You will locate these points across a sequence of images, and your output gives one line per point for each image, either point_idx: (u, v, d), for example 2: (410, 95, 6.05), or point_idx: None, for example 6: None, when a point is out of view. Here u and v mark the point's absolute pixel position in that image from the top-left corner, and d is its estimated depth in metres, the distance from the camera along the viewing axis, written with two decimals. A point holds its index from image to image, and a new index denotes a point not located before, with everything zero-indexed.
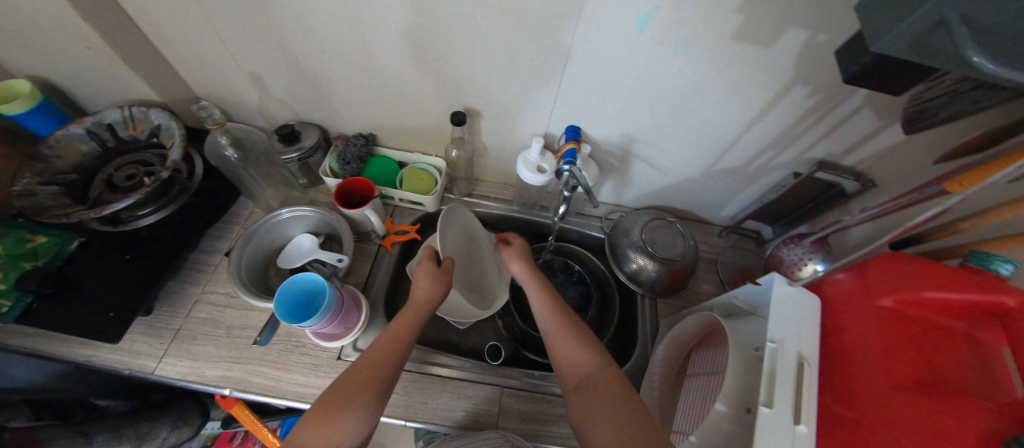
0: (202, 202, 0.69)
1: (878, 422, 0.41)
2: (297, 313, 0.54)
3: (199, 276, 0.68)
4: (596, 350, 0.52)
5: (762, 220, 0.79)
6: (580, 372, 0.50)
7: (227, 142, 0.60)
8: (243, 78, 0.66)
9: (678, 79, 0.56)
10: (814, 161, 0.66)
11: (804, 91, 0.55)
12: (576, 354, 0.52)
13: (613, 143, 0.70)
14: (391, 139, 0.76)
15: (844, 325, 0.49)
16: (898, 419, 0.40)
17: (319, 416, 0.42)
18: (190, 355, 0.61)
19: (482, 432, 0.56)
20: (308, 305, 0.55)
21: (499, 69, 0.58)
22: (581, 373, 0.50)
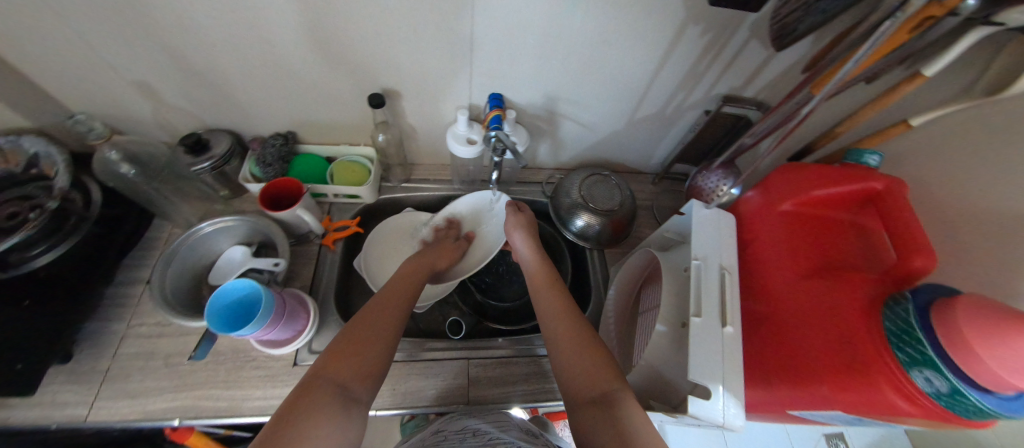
0: (109, 231, 0.62)
1: (790, 309, 0.47)
2: (237, 320, 0.52)
3: (123, 310, 0.62)
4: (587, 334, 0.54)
5: (688, 161, 0.85)
6: (572, 355, 0.52)
7: (118, 157, 0.55)
8: (126, 89, 0.59)
9: (584, 33, 0.58)
10: (720, 96, 0.71)
11: (697, 30, 0.59)
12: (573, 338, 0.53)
13: (539, 105, 0.72)
14: (313, 135, 0.72)
15: (757, 235, 0.55)
16: (803, 302, 0.46)
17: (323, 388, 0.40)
18: (127, 393, 0.56)
19: (489, 415, 0.58)
20: (245, 313, 0.52)
21: (408, 44, 0.57)
22: (594, 387, 0.47)
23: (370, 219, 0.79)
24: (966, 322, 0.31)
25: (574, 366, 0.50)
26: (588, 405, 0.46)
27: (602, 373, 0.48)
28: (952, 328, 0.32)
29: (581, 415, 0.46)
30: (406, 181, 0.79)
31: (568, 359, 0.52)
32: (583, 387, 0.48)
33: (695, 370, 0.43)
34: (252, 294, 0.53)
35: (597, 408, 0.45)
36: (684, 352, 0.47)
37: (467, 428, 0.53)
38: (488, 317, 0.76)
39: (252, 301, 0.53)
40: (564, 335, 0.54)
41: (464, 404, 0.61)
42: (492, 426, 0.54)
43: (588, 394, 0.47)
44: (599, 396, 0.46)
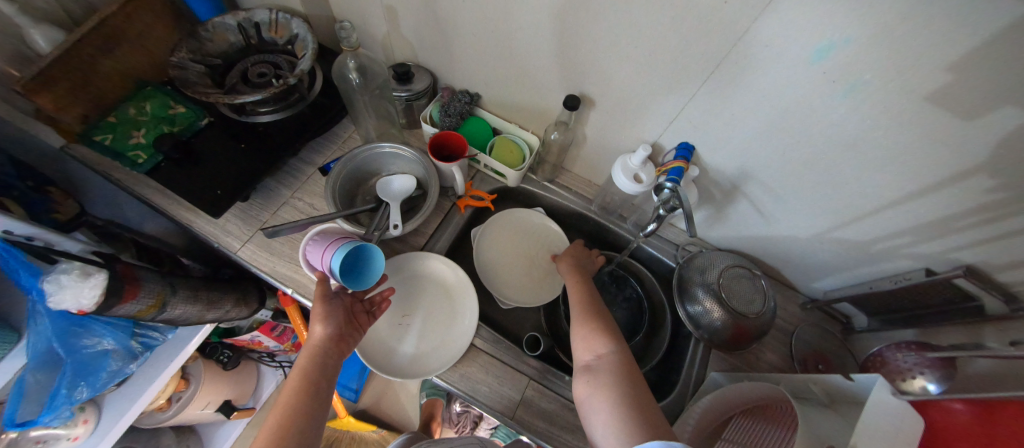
0: (314, 115, 0.71)
1: None
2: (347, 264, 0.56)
3: (292, 181, 0.72)
4: (614, 337, 0.54)
5: (858, 306, 0.69)
6: (593, 353, 0.52)
7: (353, 67, 0.62)
8: (379, 10, 0.68)
9: (834, 124, 0.49)
10: (959, 264, 0.55)
11: (989, 183, 0.45)
12: (592, 338, 0.54)
13: (724, 173, 0.65)
14: (494, 105, 0.75)
15: None
16: None
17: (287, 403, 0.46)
18: (267, 249, 0.66)
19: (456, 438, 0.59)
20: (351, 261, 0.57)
21: (632, 64, 0.55)
22: (591, 351, 0.53)
23: (501, 199, 0.80)
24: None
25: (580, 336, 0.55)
26: (584, 373, 0.51)
27: (598, 338, 0.54)
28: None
29: (580, 384, 0.50)
30: (549, 181, 0.78)
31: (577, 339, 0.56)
32: (582, 358, 0.53)
33: None
34: (371, 248, 0.57)
35: (589, 375, 0.50)
36: None
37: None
38: (561, 345, 0.73)
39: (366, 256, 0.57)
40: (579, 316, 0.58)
41: (507, 417, 0.60)
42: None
43: (587, 362, 0.52)
44: (594, 363, 0.51)
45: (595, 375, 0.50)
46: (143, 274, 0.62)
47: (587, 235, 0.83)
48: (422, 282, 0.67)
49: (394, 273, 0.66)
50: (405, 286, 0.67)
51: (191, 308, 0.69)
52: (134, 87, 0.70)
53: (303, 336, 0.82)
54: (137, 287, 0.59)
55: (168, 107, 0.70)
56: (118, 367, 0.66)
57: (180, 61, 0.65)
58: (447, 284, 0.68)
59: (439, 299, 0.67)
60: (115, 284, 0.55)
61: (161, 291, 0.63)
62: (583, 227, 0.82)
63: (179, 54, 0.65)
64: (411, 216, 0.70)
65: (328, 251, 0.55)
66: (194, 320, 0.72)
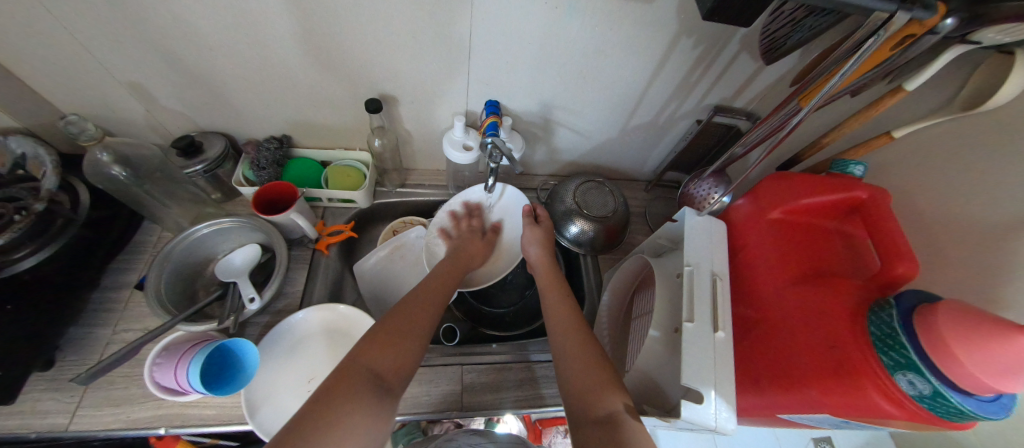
0: (98, 234, 0.61)
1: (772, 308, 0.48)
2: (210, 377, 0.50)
3: (109, 316, 0.61)
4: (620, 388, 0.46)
5: (678, 169, 0.86)
6: (601, 406, 0.44)
7: (110, 159, 0.55)
8: (120, 90, 0.59)
9: (577, 41, 0.59)
10: (711, 107, 0.72)
11: (689, 42, 0.60)
12: (596, 384, 0.46)
13: (534, 113, 0.73)
14: (309, 139, 0.73)
15: (746, 242, 0.56)
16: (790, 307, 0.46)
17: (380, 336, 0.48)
18: (109, 402, 0.54)
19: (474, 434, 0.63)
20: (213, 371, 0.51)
21: (406, 51, 0.58)
22: (603, 404, 0.44)
23: (365, 223, 0.79)
24: (944, 319, 0.32)
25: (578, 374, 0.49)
26: (596, 423, 0.43)
27: (603, 386, 0.46)
28: (930, 325, 0.33)
29: (589, 434, 0.42)
30: (401, 186, 0.80)
31: (573, 372, 0.50)
32: (595, 412, 0.44)
33: (686, 375, 0.43)
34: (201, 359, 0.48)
35: (603, 429, 0.41)
36: (677, 357, 0.47)
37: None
38: (482, 322, 0.77)
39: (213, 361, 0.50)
40: (575, 354, 0.51)
41: (457, 411, 0.60)
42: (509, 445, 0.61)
43: (592, 413, 0.44)
44: (606, 416, 0.42)
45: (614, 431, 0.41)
46: None
47: None
48: (315, 339, 0.62)
49: (279, 345, 0.59)
50: (296, 351, 0.60)
51: None
52: None
53: None
54: None
55: None
56: None
57: None
58: (342, 327, 0.63)
59: (336, 344, 0.62)
60: None
61: None
62: None
63: None
64: (269, 283, 0.64)
65: (180, 370, 0.48)
66: None
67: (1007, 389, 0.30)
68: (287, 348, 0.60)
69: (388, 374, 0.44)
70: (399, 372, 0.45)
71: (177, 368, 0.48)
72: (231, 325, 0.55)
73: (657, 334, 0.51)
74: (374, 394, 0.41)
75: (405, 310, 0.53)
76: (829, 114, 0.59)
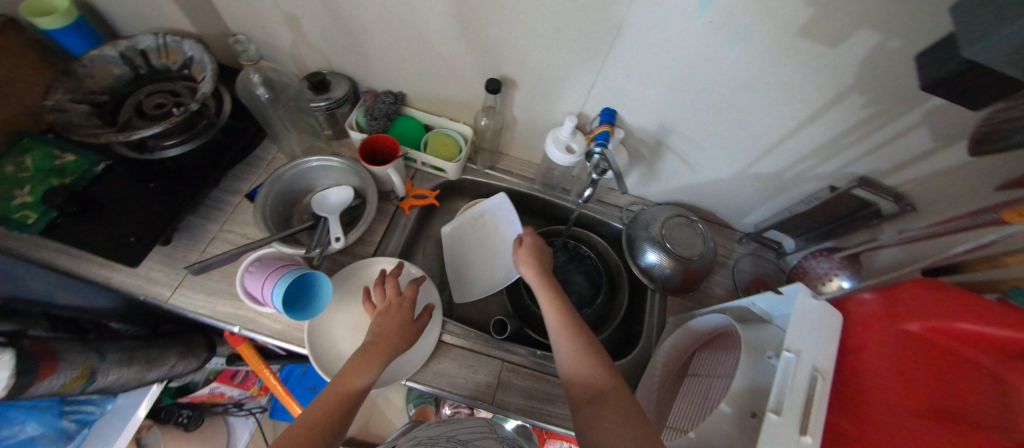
0: (227, 140, 0.68)
1: None
2: (289, 301, 0.54)
3: (218, 214, 0.68)
4: (603, 364, 0.50)
5: (785, 232, 0.77)
6: (592, 389, 0.48)
7: (259, 81, 0.60)
8: (280, 19, 0.64)
9: (727, 69, 0.53)
10: (855, 176, 0.62)
11: (861, 100, 0.51)
12: (583, 366, 0.50)
13: (647, 131, 0.68)
14: (421, 102, 0.75)
15: (864, 344, 0.44)
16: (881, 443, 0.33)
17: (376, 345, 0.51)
18: (203, 289, 0.61)
19: (464, 421, 0.58)
20: (295, 296, 0.54)
21: (543, 40, 0.56)
22: (588, 384, 0.48)
23: (446, 194, 0.80)
24: None
25: (585, 377, 0.49)
26: (586, 406, 0.47)
27: (588, 365, 0.50)
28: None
29: (584, 413, 0.46)
30: (490, 168, 0.80)
31: (568, 365, 0.51)
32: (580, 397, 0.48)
33: None
34: (286, 281, 0.52)
35: (592, 407, 0.46)
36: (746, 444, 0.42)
37: (439, 434, 0.54)
38: (529, 324, 0.75)
39: (308, 283, 0.55)
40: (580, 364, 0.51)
41: (488, 403, 0.60)
42: (469, 432, 0.55)
43: (587, 392, 0.48)
44: (595, 397, 0.47)
45: (595, 411, 0.45)
46: (60, 346, 0.55)
47: (536, 212, 0.85)
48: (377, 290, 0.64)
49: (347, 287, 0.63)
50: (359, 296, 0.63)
51: (128, 371, 0.63)
52: (10, 144, 0.62)
53: (266, 374, 0.78)
54: (55, 359, 0.53)
55: (54, 157, 0.62)
56: None
57: (57, 103, 0.58)
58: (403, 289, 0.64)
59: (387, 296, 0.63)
60: (27, 362, 0.49)
61: (85, 359, 0.57)
62: (532, 206, 0.84)
63: (55, 95, 0.59)
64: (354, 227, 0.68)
65: (266, 286, 0.52)
66: (133, 383, 0.66)
67: None
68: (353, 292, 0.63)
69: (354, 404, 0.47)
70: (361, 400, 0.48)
71: (264, 282, 0.53)
72: (315, 257, 0.59)
73: (729, 410, 0.45)
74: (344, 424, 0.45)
75: (369, 356, 0.50)
76: None
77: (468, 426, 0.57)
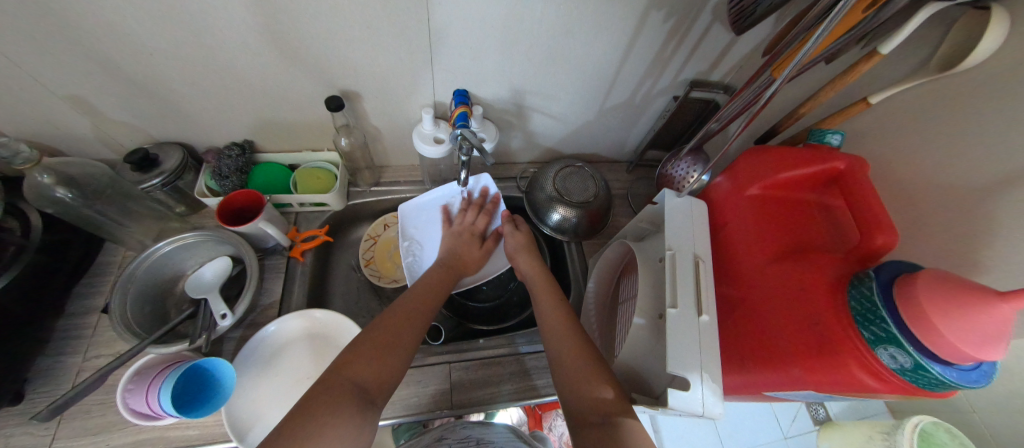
0: (53, 259, 0.58)
1: (758, 293, 0.48)
2: (184, 401, 0.48)
3: (78, 343, 0.58)
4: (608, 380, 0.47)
5: (659, 148, 0.84)
6: (594, 406, 0.45)
7: (51, 181, 0.51)
8: (57, 104, 0.55)
9: (544, 23, 0.56)
10: (687, 82, 0.70)
11: (660, 15, 0.57)
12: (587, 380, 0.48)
13: (506, 100, 0.70)
14: (272, 143, 0.70)
15: (728, 221, 0.56)
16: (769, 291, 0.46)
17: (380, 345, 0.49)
18: (87, 431, 0.53)
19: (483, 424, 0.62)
20: (191, 394, 0.49)
21: (362, 43, 0.54)
22: (595, 400, 0.45)
23: (341, 226, 0.77)
24: (929, 305, 0.31)
25: (575, 383, 0.48)
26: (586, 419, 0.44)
27: (597, 380, 0.47)
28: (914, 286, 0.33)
29: (584, 434, 0.43)
30: (375, 185, 0.78)
31: (570, 374, 0.50)
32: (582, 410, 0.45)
33: (672, 363, 0.43)
34: (173, 376, 0.48)
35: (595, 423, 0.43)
36: (660, 343, 0.47)
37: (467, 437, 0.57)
38: (469, 317, 0.76)
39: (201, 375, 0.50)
40: (572, 354, 0.52)
41: (447, 408, 0.60)
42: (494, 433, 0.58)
43: (592, 412, 0.44)
44: (600, 415, 0.44)
45: (599, 424, 0.43)
46: None
47: None
48: (298, 346, 0.61)
49: (265, 356, 0.58)
50: (279, 359, 0.59)
51: None
52: None
53: None
54: None
55: None
56: None
57: None
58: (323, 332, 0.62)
59: (317, 348, 0.61)
60: None
61: None
62: None
63: None
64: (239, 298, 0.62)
65: (152, 395, 0.48)
66: None
67: (984, 359, 0.30)
68: (274, 355, 0.59)
69: (373, 388, 0.44)
70: (385, 385, 0.46)
71: (149, 394, 0.48)
72: (203, 343, 0.53)
73: (643, 321, 0.51)
74: (360, 406, 0.41)
75: (371, 357, 0.47)
76: (810, 82, 0.56)
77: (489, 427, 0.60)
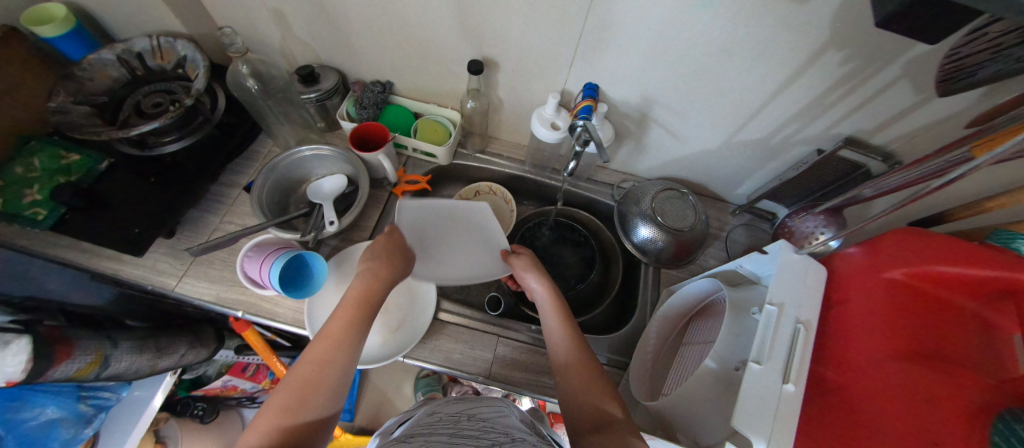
0: (224, 135, 0.70)
1: (859, 390, 0.37)
2: (285, 281, 0.56)
3: (219, 206, 0.70)
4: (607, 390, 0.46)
5: (777, 200, 0.77)
6: (597, 414, 0.44)
7: (247, 72, 0.61)
8: (265, 14, 0.66)
9: (702, 35, 0.53)
10: (841, 137, 0.62)
11: (838, 56, 0.51)
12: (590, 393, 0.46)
13: (632, 105, 0.69)
14: (408, 89, 0.76)
15: (848, 296, 0.44)
16: (875, 393, 0.35)
17: (329, 337, 0.45)
18: (207, 277, 0.64)
19: (482, 401, 0.53)
20: (290, 277, 0.56)
21: (520, 17, 0.56)
22: (591, 404, 0.45)
23: (438, 180, 0.82)
24: None
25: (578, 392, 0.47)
26: (592, 430, 0.42)
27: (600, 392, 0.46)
28: None
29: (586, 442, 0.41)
30: (480, 152, 0.81)
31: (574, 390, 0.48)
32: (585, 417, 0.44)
33: (739, 418, 0.38)
34: (281, 260, 0.54)
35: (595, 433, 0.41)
36: (730, 396, 0.43)
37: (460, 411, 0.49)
38: (525, 302, 0.77)
39: (304, 265, 0.57)
40: (577, 392, 0.47)
41: (484, 377, 0.62)
42: (490, 411, 0.49)
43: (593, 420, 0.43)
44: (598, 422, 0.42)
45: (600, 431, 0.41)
46: (74, 333, 0.58)
47: (529, 193, 0.87)
48: None
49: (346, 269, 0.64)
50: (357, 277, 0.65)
51: (140, 358, 0.65)
52: (19, 147, 0.65)
53: (274, 362, 0.80)
54: (70, 346, 0.56)
55: (60, 158, 0.65)
56: (71, 435, 0.62)
57: (59, 105, 0.61)
58: None
59: None
60: (43, 347, 0.52)
61: (98, 346, 0.60)
62: (524, 188, 0.86)
63: (58, 98, 0.61)
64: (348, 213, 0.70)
65: (265, 265, 0.54)
66: (145, 371, 0.68)
67: None
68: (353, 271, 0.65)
69: (310, 379, 0.41)
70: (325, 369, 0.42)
71: (262, 263, 0.54)
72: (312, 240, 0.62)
73: (714, 365, 0.46)
74: None
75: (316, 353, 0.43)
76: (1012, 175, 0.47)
77: (487, 405, 0.51)
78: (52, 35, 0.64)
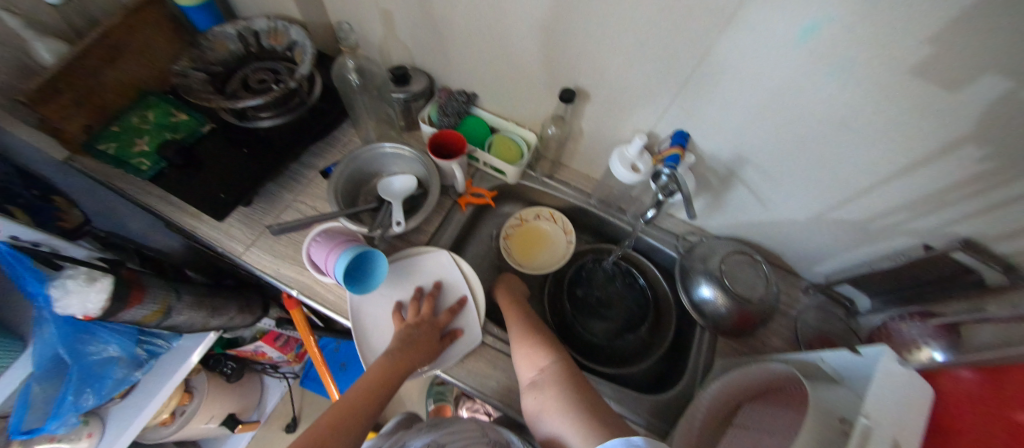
0: (313, 118, 0.73)
1: None
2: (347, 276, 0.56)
3: (295, 184, 0.73)
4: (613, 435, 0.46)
5: (859, 288, 0.69)
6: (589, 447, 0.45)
7: (352, 68, 0.64)
8: (375, 14, 0.69)
9: (821, 106, 0.49)
10: (957, 238, 0.54)
11: (977, 153, 0.44)
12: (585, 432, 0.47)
13: (720, 160, 0.66)
14: (491, 104, 0.77)
15: (958, 426, 0.35)
16: None
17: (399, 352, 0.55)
18: (271, 251, 0.66)
19: (455, 423, 0.59)
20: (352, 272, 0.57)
21: (624, 56, 0.55)
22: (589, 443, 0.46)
23: (501, 196, 0.82)
24: None
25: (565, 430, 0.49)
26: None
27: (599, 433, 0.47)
28: None
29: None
30: (547, 177, 0.81)
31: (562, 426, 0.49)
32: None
33: None
34: (346, 257, 0.54)
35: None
36: None
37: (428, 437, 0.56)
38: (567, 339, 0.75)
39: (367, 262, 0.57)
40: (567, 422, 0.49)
41: (516, 411, 0.59)
42: (459, 432, 0.56)
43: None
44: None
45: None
46: (148, 280, 0.62)
47: (587, 226, 0.85)
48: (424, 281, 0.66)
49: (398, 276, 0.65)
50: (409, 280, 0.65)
51: (196, 314, 0.69)
52: (138, 99, 0.72)
53: (309, 341, 0.81)
54: (143, 292, 0.59)
55: (170, 115, 0.71)
56: (123, 375, 0.68)
57: (182, 70, 0.66)
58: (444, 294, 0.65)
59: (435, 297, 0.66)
60: (120, 289, 0.55)
61: (165, 296, 0.63)
62: (584, 220, 0.84)
63: (182, 63, 0.67)
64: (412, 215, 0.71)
65: (330, 255, 0.55)
66: (198, 326, 0.72)
67: None
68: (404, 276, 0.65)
69: (376, 382, 0.51)
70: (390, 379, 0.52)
71: (329, 253, 0.55)
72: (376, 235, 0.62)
73: None
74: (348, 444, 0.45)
75: (387, 365, 0.54)
76: None
77: (459, 428, 0.57)
78: (189, 5, 0.70)
